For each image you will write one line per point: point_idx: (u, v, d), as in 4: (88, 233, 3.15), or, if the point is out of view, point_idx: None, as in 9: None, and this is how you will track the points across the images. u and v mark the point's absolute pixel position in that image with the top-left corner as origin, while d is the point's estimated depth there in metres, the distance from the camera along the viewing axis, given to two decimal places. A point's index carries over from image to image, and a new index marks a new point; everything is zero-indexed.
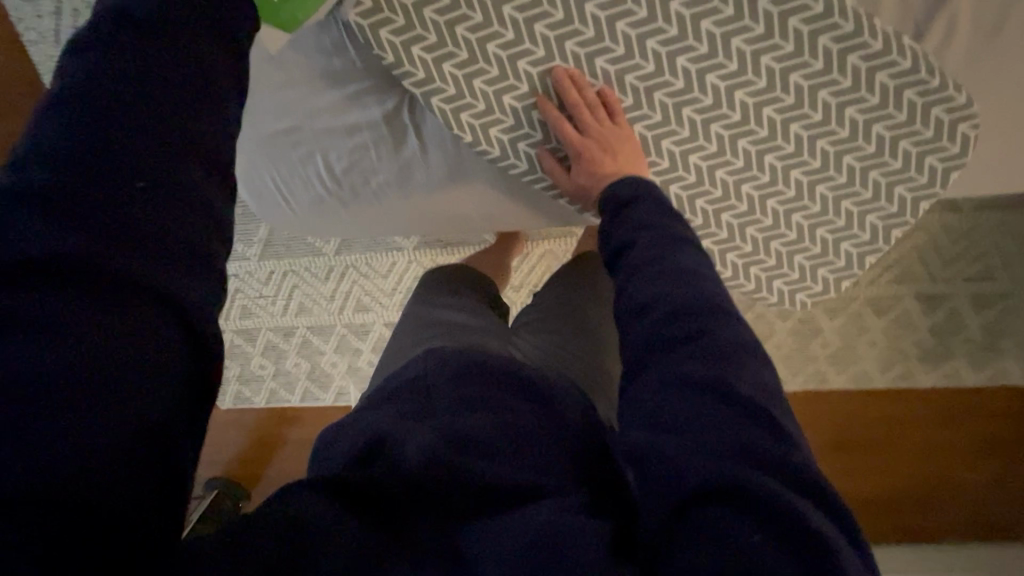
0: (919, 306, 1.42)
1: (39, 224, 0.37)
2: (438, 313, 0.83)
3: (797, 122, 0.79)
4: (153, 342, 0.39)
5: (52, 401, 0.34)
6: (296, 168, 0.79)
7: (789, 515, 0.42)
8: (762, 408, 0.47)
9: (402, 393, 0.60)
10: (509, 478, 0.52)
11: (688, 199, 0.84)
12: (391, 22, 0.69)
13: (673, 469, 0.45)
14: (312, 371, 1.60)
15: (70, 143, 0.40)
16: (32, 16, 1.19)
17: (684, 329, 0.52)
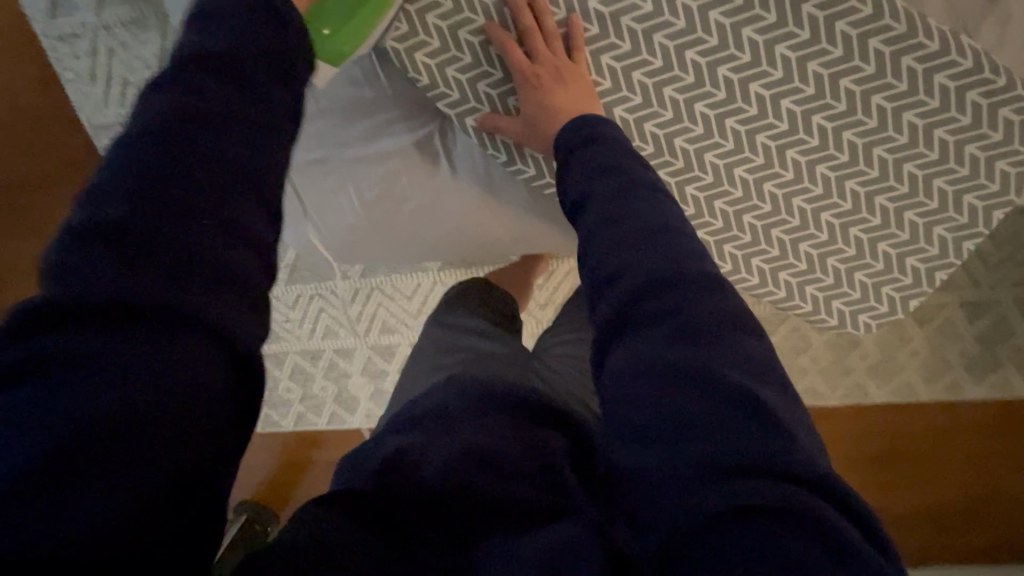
0: (962, 313, 1.36)
1: (95, 258, 0.38)
2: (456, 335, 0.77)
3: (851, 129, 0.77)
4: (207, 375, 0.39)
5: (118, 431, 0.36)
6: (327, 198, 0.78)
7: (795, 507, 0.38)
8: (753, 395, 0.44)
9: (420, 417, 0.58)
10: (537, 498, 0.50)
11: (735, 215, 0.81)
12: (427, 44, 0.69)
13: (675, 476, 0.41)
14: (340, 393, 1.58)
15: (127, 179, 0.41)
16: (69, 57, 1.25)
17: (657, 304, 0.49)
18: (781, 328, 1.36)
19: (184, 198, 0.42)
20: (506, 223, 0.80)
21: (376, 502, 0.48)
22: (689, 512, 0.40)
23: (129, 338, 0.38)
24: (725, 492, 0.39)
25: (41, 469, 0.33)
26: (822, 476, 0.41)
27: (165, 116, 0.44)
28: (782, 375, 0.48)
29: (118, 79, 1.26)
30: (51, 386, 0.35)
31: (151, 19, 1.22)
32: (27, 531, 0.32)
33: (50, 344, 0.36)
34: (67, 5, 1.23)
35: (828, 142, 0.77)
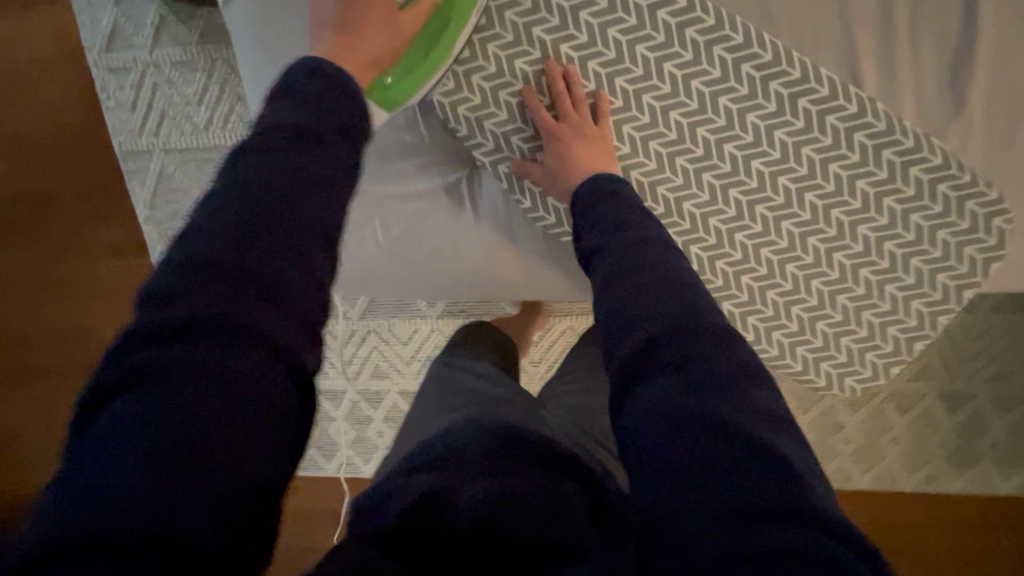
0: (940, 405, 1.40)
1: (180, 285, 0.41)
2: (462, 375, 0.80)
3: (920, 213, 0.66)
4: (266, 398, 0.39)
5: (172, 450, 0.35)
6: (355, 230, 0.83)
7: (833, 557, 0.39)
8: (771, 448, 0.44)
9: (433, 447, 0.57)
10: (559, 537, 0.48)
11: (784, 306, 0.70)
12: (469, 100, 0.71)
13: (713, 522, 0.42)
14: (320, 438, 1.55)
15: (208, 209, 0.44)
16: (116, 87, 1.33)
17: (675, 350, 0.50)
18: None
19: (260, 223, 0.44)
20: (520, 271, 0.84)
21: (411, 538, 0.48)
22: (729, 557, 0.40)
23: (216, 361, 0.39)
24: (767, 539, 0.40)
25: (121, 486, 0.33)
26: (845, 521, 0.42)
27: (255, 159, 0.47)
28: (794, 426, 0.48)
29: (158, 111, 1.33)
30: (142, 402, 0.37)
31: (199, 61, 1.31)
32: (113, 539, 0.32)
33: (142, 363, 0.38)
34: (122, 41, 1.31)
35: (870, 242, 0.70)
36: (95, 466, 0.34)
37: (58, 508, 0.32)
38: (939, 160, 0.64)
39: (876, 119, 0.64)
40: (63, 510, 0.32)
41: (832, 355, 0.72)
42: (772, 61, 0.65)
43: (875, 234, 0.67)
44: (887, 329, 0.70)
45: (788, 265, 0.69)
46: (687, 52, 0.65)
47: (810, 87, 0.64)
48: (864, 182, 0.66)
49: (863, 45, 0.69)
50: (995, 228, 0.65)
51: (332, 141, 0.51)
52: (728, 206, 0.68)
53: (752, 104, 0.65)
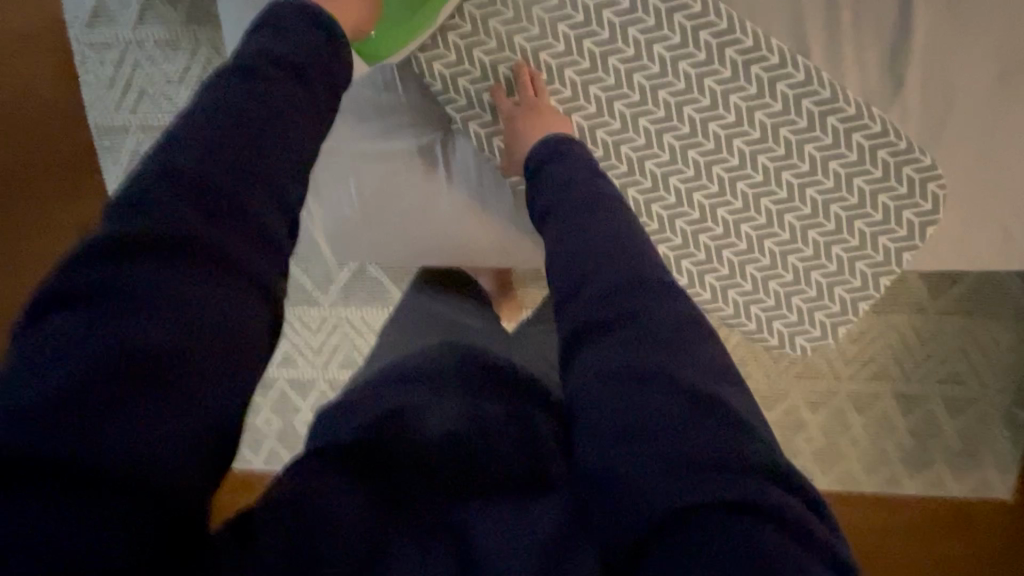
0: (897, 405, 1.33)
1: (161, 198, 0.39)
2: (442, 308, 0.80)
3: (860, 177, 0.71)
4: (235, 319, 0.38)
5: (136, 368, 0.33)
6: (329, 188, 0.84)
7: (755, 504, 0.36)
8: (718, 402, 0.41)
9: (413, 368, 0.53)
10: (503, 454, 0.46)
11: (738, 265, 0.74)
12: (444, 57, 0.73)
13: (639, 477, 0.38)
14: (284, 430, 1.43)
15: (199, 131, 0.43)
16: (94, 62, 1.29)
17: (613, 310, 0.45)
18: None
19: (245, 156, 0.43)
20: (494, 230, 0.85)
21: (370, 458, 0.43)
22: (645, 508, 0.37)
23: (183, 285, 0.37)
24: (686, 485, 0.37)
25: (77, 387, 0.32)
26: (780, 472, 0.38)
27: (216, 96, 0.45)
28: (737, 375, 0.45)
29: (136, 88, 1.29)
30: (105, 314, 0.34)
31: (184, 41, 1.27)
32: (71, 443, 0.30)
33: (108, 275, 0.36)
34: (105, 17, 1.27)
35: (818, 210, 0.72)
36: (41, 380, 0.32)
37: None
38: (879, 128, 0.69)
39: (821, 88, 0.69)
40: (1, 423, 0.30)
41: (782, 314, 0.76)
42: (728, 29, 0.69)
43: (822, 197, 0.72)
44: (833, 290, 0.75)
45: (742, 225, 0.73)
46: (650, 19, 0.70)
47: (761, 56, 0.69)
48: (812, 147, 0.71)
49: (814, 23, 0.74)
50: (930, 192, 0.70)
51: (294, 77, 0.49)
52: (687, 166, 0.72)
53: (708, 69, 0.70)
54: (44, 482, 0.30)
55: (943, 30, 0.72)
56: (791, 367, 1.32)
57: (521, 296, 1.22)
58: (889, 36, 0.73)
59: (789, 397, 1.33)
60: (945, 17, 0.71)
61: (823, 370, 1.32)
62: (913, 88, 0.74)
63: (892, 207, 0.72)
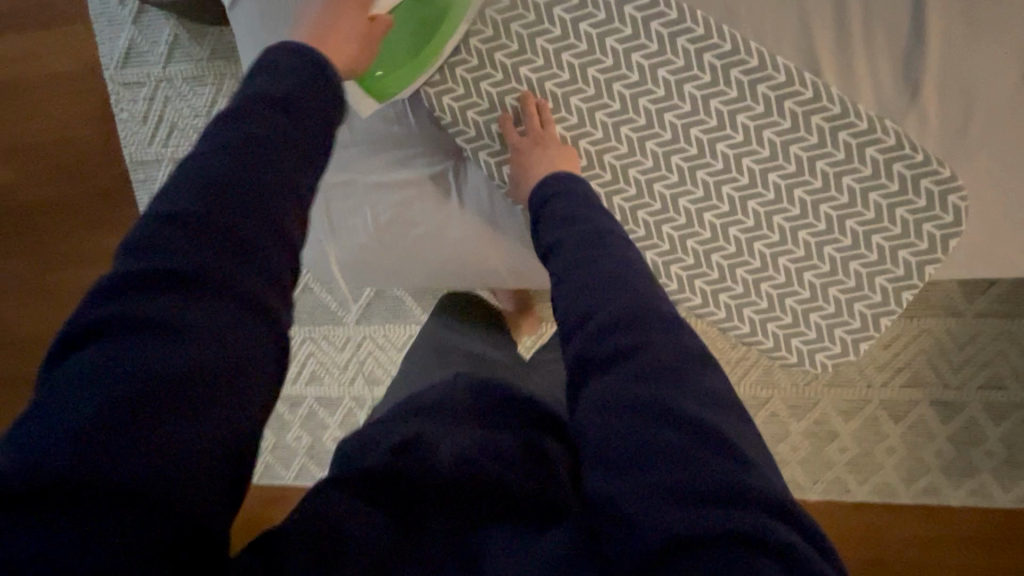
0: (935, 413, 1.28)
1: (175, 228, 0.40)
2: (459, 339, 0.80)
3: (876, 191, 0.70)
4: (249, 345, 0.39)
5: (155, 397, 0.35)
6: (347, 217, 0.86)
7: (748, 538, 0.36)
8: (720, 434, 0.41)
9: (431, 408, 0.54)
10: (518, 484, 0.47)
11: (753, 284, 0.73)
12: (453, 91, 0.75)
13: (640, 515, 0.38)
14: (313, 446, 1.46)
15: (212, 156, 0.44)
16: (128, 100, 1.36)
17: (617, 343, 0.46)
18: (760, 413, 1.32)
19: (249, 178, 0.43)
20: (507, 253, 0.87)
21: (404, 497, 0.45)
22: (641, 546, 0.37)
23: (195, 316, 0.38)
24: (682, 522, 0.37)
25: (88, 421, 0.33)
26: (782, 506, 0.38)
27: (232, 129, 0.45)
28: (739, 403, 0.45)
29: (167, 123, 1.36)
30: (125, 343, 0.36)
31: (209, 77, 1.33)
32: (100, 471, 0.32)
33: (128, 304, 0.37)
34: (136, 58, 1.34)
35: (833, 225, 0.71)
36: (58, 417, 0.33)
37: (28, 448, 0.32)
38: (892, 141, 0.68)
39: (831, 104, 0.68)
40: (36, 454, 0.32)
41: (800, 331, 0.74)
42: (732, 50, 0.69)
43: (836, 213, 0.71)
44: (853, 305, 0.73)
45: (755, 243, 0.72)
46: (652, 44, 0.70)
47: (767, 75, 0.69)
48: (823, 163, 0.70)
49: (822, 37, 0.73)
50: (951, 204, 0.68)
51: (297, 93, 0.49)
52: (696, 187, 0.72)
53: (714, 91, 0.70)
54: (75, 509, 0.31)
55: (956, 38, 0.70)
56: (819, 375, 1.29)
57: (540, 311, 1.23)
58: (900, 47, 0.72)
59: (819, 405, 1.30)
60: (959, 23, 0.70)
61: (853, 378, 1.28)
62: (930, 96, 0.72)
63: (910, 221, 0.70)
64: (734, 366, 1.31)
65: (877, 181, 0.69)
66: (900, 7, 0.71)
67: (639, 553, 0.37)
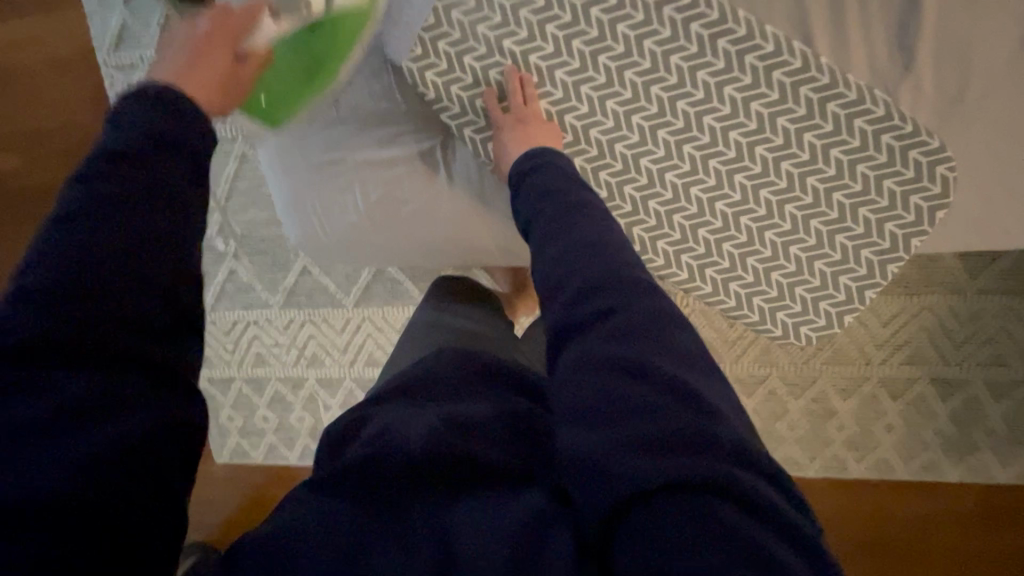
0: (933, 390, 1.27)
1: (113, 222, 0.39)
2: (445, 316, 0.79)
3: (864, 163, 0.69)
4: (166, 353, 0.40)
5: (67, 416, 0.36)
6: (335, 196, 0.86)
7: (719, 486, 0.36)
8: (692, 389, 0.41)
9: (412, 380, 0.57)
10: (495, 457, 0.47)
11: (740, 259, 0.73)
12: (435, 65, 0.74)
13: (609, 464, 0.38)
14: (316, 427, 1.48)
15: (154, 142, 0.42)
16: (123, 83, 1.36)
17: (593, 307, 0.46)
18: (757, 391, 1.32)
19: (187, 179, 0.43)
20: (496, 230, 0.87)
21: (370, 484, 0.44)
22: (612, 492, 0.37)
23: (137, 327, 0.39)
24: (652, 469, 0.37)
25: (11, 451, 0.34)
26: (754, 458, 0.38)
27: (189, 120, 0.45)
28: (714, 363, 0.45)
29: None
30: (47, 359, 0.36)
31: None
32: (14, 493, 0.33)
33: (51, 312, 0.36)
34: (129, 40, 1.33)
35: (821, 199, 0.70)
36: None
37: None
38: (881, 112, 0.67)
39: (820, 74, 0.67)
40: None
41: (787, 306, 0.74)
42: (720, 20, 0.67)
43: (824, 185, 0.70)
44: (839, 279, 0.72)
45: (742, 218, 0.72)
46: (638, 14, 0.68)
47: (756, 45, 0.67)
48: (812, 135, 0.69)
49: (814, 4, 0.71)
50: (939, 175, 0.67)
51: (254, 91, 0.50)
52: (682, 161, 0.71)
53: (701, 62, 0.69)
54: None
55: (954, 3, 0.68)
56: (817, 352, 1.29)
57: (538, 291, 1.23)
58: (895, 13, 0.70)
59: (816, 383, 1.30)
60: None
61: (852, 356, 1.28)
62: (925, 64, 0.71)
63: (898, 193, 0.69)
64: (732, 345, 1.31)
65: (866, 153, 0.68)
66: None
67: (609, 506, 0.37)
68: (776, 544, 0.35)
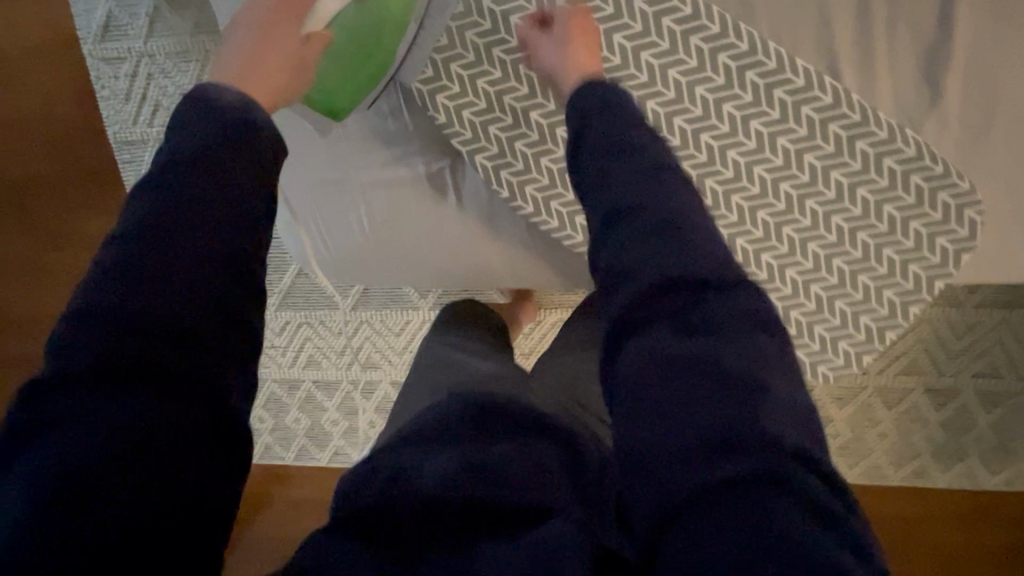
0: (927, 400, 1.28)
1: (129, 264, 0.41)
2: (448, 349, 0.78)
3: (890, 204, 0.67)
4: (187, 384, 0.40)
5: (93, 455, 0.37)
6: (339, 216, 0.83)
7: (783, 483, 0.38)
8: (763, 381, 0.42)
9: (423, 432, 0.53)
10: (525, 496, 0.46)
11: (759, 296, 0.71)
12: (447, 89, 0.74)
13: (662, 469, 0.40)
14: (313, 428, 1.45)
15: (156, 193, 0.44)
16: (110, 77, 1.29)
17: (667, 293, 0.47)
18: None
19: (195, 208, 0.44)
20: (506, 254, 0.84)
21: (395, 526, 0.45)
22: (665, 497, 0.39)
23: (155, 365, 0.39)
24: (702, 477, 0.39)
25: (43, 493, 0.36)
26: (807, 462, 0.39)
27: (185, 186, 0.44)
28: (787, 349, 0.46)
29: (151, 102, 1.28)
30: (73, 404, 0.38)
31: (194, 53, 1.25)
32: (48, 528, 0.35)
33: (70, 360, 0.38)
34: (117, 31, 1.27)
35: (844, 237, 0.69)
36: (25, 497, 0.36)
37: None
38: (912, 152, 0.65)
39: (850, 111, 0.65)
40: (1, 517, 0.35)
41: (805, 343, 0.73)
42: (749, 51, 0.65)
43: (848, 225, 0.68)
44: (859, 318, 0.71)
45: (762, 254, 0.70)
46: (663, 42, 0.66)
47: (786, 78, 0.65)
48: (838, 173, 0.67)
49: (840, 33, 0.69)
50: (967, 219, 0.66)
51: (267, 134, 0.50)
52: (704, 196, 0.69)
53: (727, 94, 0.66)
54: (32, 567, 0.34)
55: (983, 37, 0.68)
56: None
57: (539, 298, 1.21)
58: (922, 47, 0.69)
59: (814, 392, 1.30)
60: (989, 18, 0.67)
61: None
62: (952, 97, 0.69)
63: (923, 234, 0.68)
64: None
65: (893, 192, 0.67)
66: (924, 5, 0.67)
67: (654, 515, 0.39)
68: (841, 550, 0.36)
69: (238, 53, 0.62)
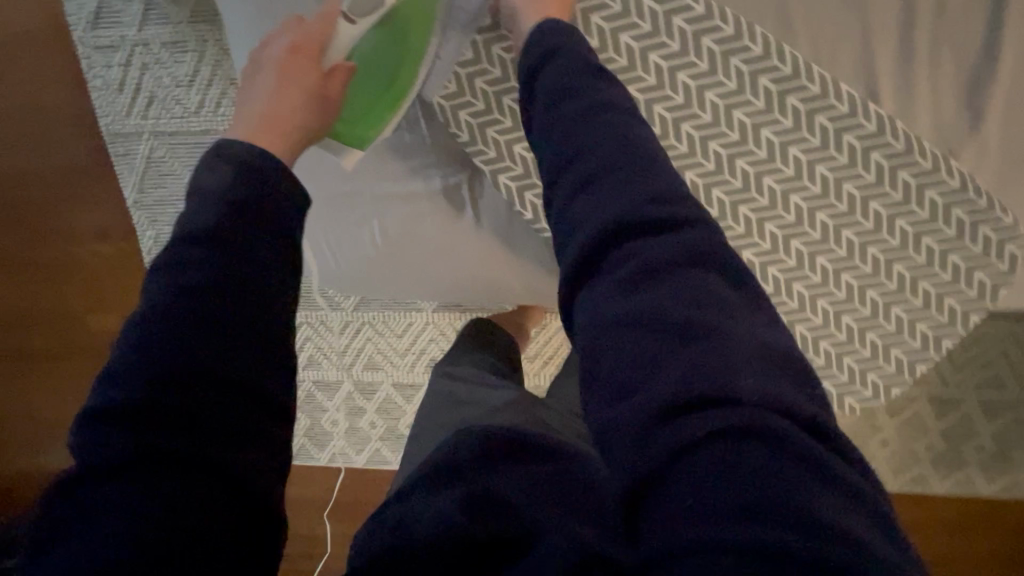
0: (929, 408, 1.26)
1: (150, 342, 0.43)
2: (469, 386, 0.73)
3: (929, 236, 0.67)
4: (201, 442, 0.41)
5: (116, 532, 0.37)
6: (350, 230, 0.80)
7: (745, 429, 0.36)
8: (708, 324, 0.41)
9: (432, 472, 0.51)
10: (520, 504, 0.45)
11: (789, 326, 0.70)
12: (471, 105, 0.71)
13: (627, 432, 0.39)
14: (312, 427, 1.40)
15: (171, 271, 0.46)
16: (102, 66, 1.16)
17: (613, 250, 0.46)
18: None
19: (220, 275, 0.46)
20: (523, 274, 0.81)
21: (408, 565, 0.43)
22: (636, 462, 0.38)
23: (172, 432, 0.41)
24: (667, 437, 0.37)
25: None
26: (776, 398, 0.37)
27: (206, 273, 0.46)
28: (735, 284, 0.44)
29: (146, 94, 1.16)
30: (99, 490, 0.39)
31: (192, 42, 1.12)
32: None
33: (93, 447, 0.40)
34: (110, 16, 1.14)
35: (880, 269, 0.68)
36: None
37: None
38: (956, 184, 0.65)
39: (894, 140, 0.64)
40: None
41: (833, 375, 0.72)
42: (791, 74, 0.64)
43: (885, 256, 0.68)
44: (890, 351, 0.71)
45: (794, 283, 0.69)
46: (702, 62, 0.64)
47: (829, 104, 0.64)
48: (879, 204, 0.66)
49: (882, 52, 0.65)
50: (1008, 253, 0.67)
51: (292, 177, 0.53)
52: (737, 223, 0.68)
53: (766, 118, 0.65)
54: None
55: None
56: None
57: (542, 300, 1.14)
58: (966, 73, 0.66)
59: None
60: None
61: None
62: (993, 124, 0.66)
63: (963, 268, 0.67)
64: None
65: (934, 224, 0.66)
66: (973, 27, 0.64)
67: (628, 481, 0.38)
68: (820, 494, 0.34)
69: (263, 95, 0.64)
